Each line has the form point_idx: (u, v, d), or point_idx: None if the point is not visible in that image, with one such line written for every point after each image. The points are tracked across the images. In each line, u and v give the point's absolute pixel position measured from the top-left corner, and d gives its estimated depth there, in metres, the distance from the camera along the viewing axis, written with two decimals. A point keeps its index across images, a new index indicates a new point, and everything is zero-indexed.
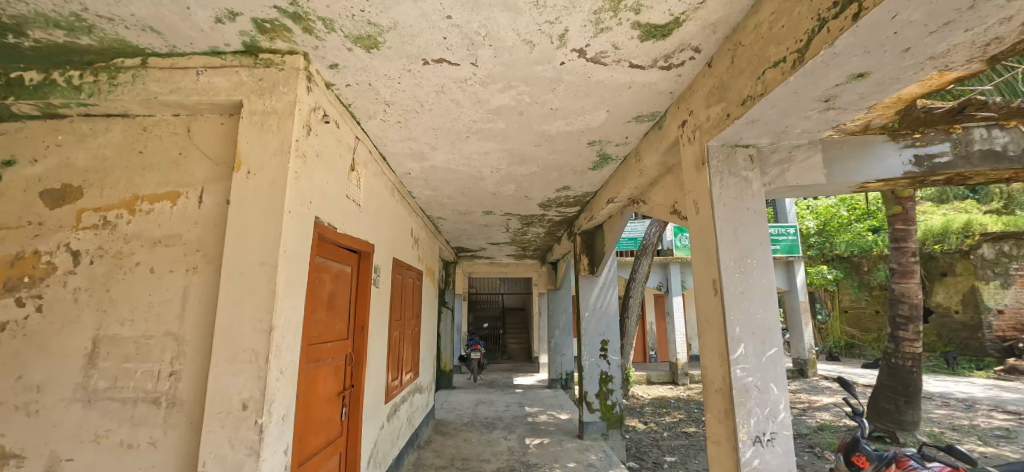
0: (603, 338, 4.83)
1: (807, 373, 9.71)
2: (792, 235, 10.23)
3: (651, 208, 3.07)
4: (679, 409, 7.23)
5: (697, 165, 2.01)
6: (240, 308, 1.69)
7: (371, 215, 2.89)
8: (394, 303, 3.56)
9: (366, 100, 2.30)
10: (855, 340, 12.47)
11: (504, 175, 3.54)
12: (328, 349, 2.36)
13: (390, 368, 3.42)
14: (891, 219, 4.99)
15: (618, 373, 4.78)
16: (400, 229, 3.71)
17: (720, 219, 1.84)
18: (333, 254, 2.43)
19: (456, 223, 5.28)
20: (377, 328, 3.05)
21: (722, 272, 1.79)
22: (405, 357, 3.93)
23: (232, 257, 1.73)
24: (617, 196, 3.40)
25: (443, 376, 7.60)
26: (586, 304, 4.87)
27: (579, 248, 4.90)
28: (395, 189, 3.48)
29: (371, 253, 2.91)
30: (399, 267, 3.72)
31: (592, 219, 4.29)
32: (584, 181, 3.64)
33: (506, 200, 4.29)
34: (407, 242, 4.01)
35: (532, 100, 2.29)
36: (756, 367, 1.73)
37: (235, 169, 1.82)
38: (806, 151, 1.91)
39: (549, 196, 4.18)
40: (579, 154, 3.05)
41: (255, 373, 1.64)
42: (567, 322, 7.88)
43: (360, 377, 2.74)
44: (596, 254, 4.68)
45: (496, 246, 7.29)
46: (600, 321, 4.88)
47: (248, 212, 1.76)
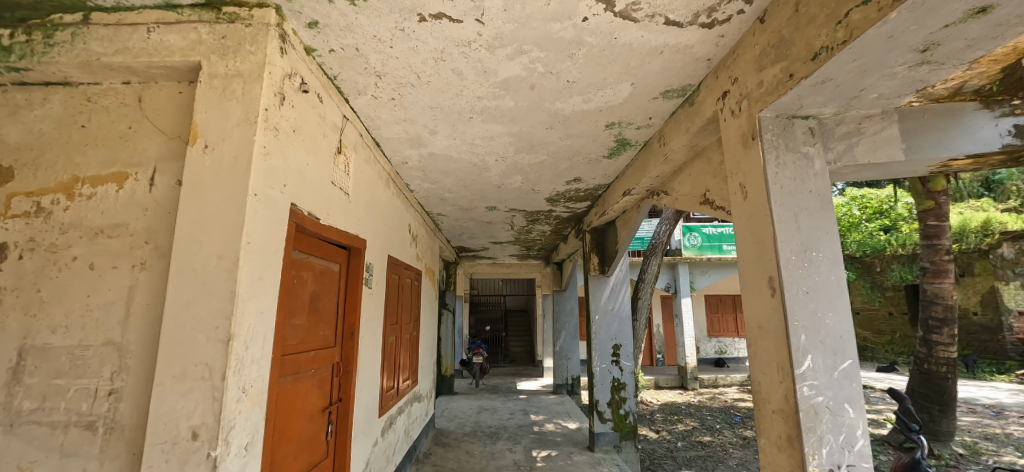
0: (615, 342, 4.47)
1: None
2: None
3: (675, 199, 2.75)
4: (691, 416, 6.90)
5: (743, 141, 1.69)
6: (192, 312, 1.37)
7: (363, 207, 2.57)
8: (390, 305, 3.25)
9: (353, 70, 1.99)
10: (868, 342, 12.21)
11: (510, 165, 3.23)
12: (309, 359, 2.03)
13: (385, 377, 3.10)
14: (922, 215, 4.63)
15: (631, 380, 4.42)
16: (397, 224, 3.38)
17: (778, 203, 1.52)
18: (316, 249, 2.11)
19: (457, 220, 4.96)
20: (369, 333, 2.72)
21: (782, 267, 1.47)
22: (402, 364, 3.61)
23: (184, 249, 1.42)
24: (635, 186, 3.08)
25: (444, 381, 7.28)
26: (597, 306, 4.53)
27: (588, 246, 4.58)
28: (390, 180, 3.15)
29: (362, 249, 2.58)
30: (396, 266, 3.39)
31: (604, 215, 3.97)
32: (597, 171, 3.32)
33: (511, 193, 3.97)
34: (405, 239, 3.68)
35: (545, 70, 1.98)
36: (827, 385, 1.40)
37: (190, 143, 1.51)
38: (879, 121, 1.59)
39: (557, 190, 3.86)
40: (594, 138, 2.73)
41: (209, 393, 1.32)
42: (572, 325, 7.56)
43: (349, 389, 2.41)
44: (608, 253, 4.36)
45: (498, 246, 6.97)
46: (612, 324, 4.52)
47: (204, 195, 1.45)
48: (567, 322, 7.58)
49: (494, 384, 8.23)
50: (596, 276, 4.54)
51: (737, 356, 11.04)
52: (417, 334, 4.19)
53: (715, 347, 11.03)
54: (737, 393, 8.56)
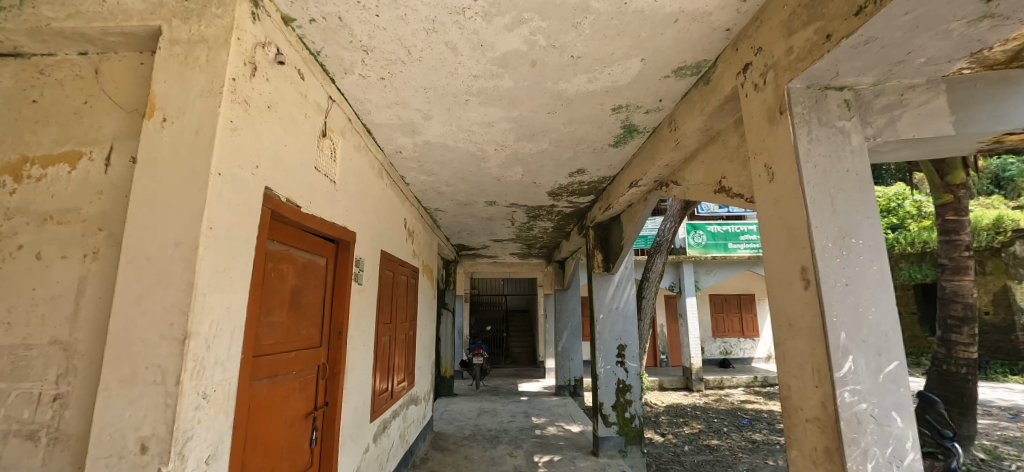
0: (620, 342, 4.28)
1: None
2: None
3: (686, 189, 2.57)
4: (697, 418, 6.70)
5: (769, 116, 1.52)
6: (145, 306, 1.20)
7: (352, 197, 2.40)
8: (383, 303, 3.07)
9: (337, 44, 1.82)
10: None
11: (510, 155, 3.05)
12: (289, 360, 1.86)
13: (378, 379, 2.94)
14: (940, 210, 4.43)
15: (637, 382, 4.22)
16: (391, 218, 3.21)
17: (811, 184, 1.34)
18: (298, 241, 1.94)
19: (455, 216, 4.79)
20: (360, 332, 2.55)
21: (817, 256, 1.29)
22: (397, 365, 3.45)
23: (137, 235, 1.25)
24: (642, 176, 2.90)
25: (443, 383, 7.10)
26: (601, 304, 4.35)
27: (592, 243, 4.40)
28: (383, 171, 2.98)
29: (352, 243, 2.41)
30: (390, 263, 3.22)
31: (609, 209, 3.79)
32: (602, 162, 3.14)
33: (511, 187, 3.80)
34: (400, 234, 3.51)
35: (547, 43, 1.80)
36: (871, 390, 1.22)
37: (147, 117, 1.34)
38: (923, 93, 1.41)
39: (560, 183, 3.68)
40: (600, 124, 2.56)
41: (162, 399, 1.16)
42: (575, 325, 7.39)
43: (337, 392, 2.24)
44: (612, 249, 4.18)
45: (499, 243, 6.79)
46: (617, 323, 4.33)
47: (161, 174, 1.28)
48: (569, 321, 7.40)
49: (495, 385, 8.06)
50: (600, 273, 4.35)
51: (743, 356, 10.83)
52: (413, 334, 4.02)
53: (720, 347, 10.83)
54: (744, 395, 8.36)
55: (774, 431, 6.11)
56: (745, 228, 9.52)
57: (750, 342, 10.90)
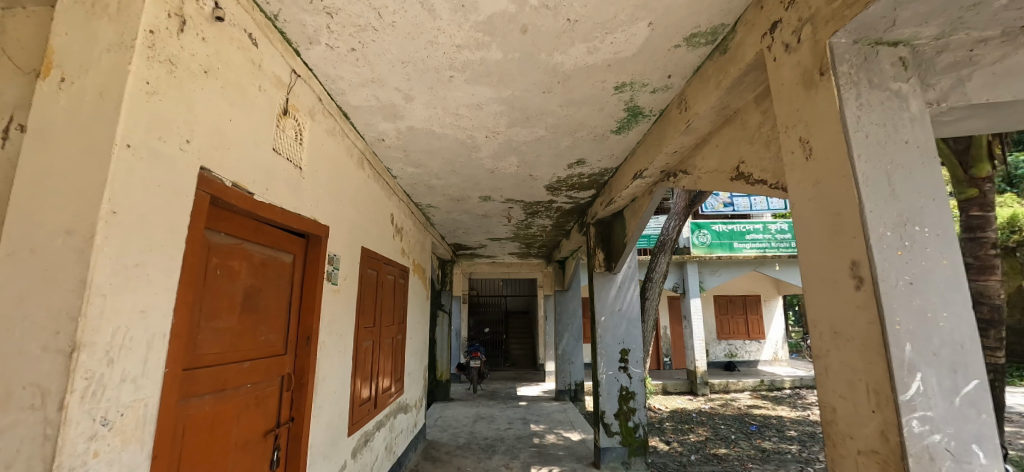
0: (623, 346, 4.02)
1: None
2: None
3: (697, 178, 2.31)
4: (703, 424, 6.43)
5: (806, 81, 1.26)
6: (25, 310, 0.95)
7: (325, 187, 2.14)
8: (366, 305, 2.82)
9: (296, 6, 1.56)
10: None
11: (503, 143, 2.80)
12: (241, 371, 1.60)
13: (359, 388, 2.68)
14: None
15: (641, 389, 3.96)
16: (375, 213, 2.96)
17: (862, 159, 1.09)
18: (254, 234, 1.68)
19: (448, 212, 4.53)
20: (335, 338, 2.28)
21: (872, 247, 1.04)
22: (383, 372, 3.19)
23: (20, 221, 0.99)
24: (647, 166, 2.64)
25: (438, 387, 6.85)
26: (603, 306, 4.08)
27: (593, 241, 4.14)
28: (364, 160, 2.72)
29: (324, 238, 2.14)
30: (374, 262, 2.96)
31: (611, 204, 3.53)
32: (604, 151, 2.89)
33: (506, 180, 3.54)
34: (387, 231, 3.26)
35: (541, 2, 1.55)
36: (946, 416, 0.96)
37: (44, 77, 1.09)
38: (995, 48, 1.17)
39: (558, 175, 3.42)
40: (601, 106, 2.30)
41: (40, 429, 0.90)
42: (576, 327, 7.14)
43: (305, 407, 1.97)
44: (615, 247, 3.92)
45: (496, 242, 6.53)
46: (620, 326, 4.06)
47: (57, 145, 1.03)
48: (570, 323, 7.14)
49: (492, 389, 7.79)
50: (602, 273, 4.09)
51: (748, 359, 10.54)
52: (402, 337, 3.76)
53: (726, 349, 10.55)
54: (750, 399, 8.07)
55: (784, 438, 5.82)
56: (751, 227, 9.25)
57: (756, 344, 10.61)
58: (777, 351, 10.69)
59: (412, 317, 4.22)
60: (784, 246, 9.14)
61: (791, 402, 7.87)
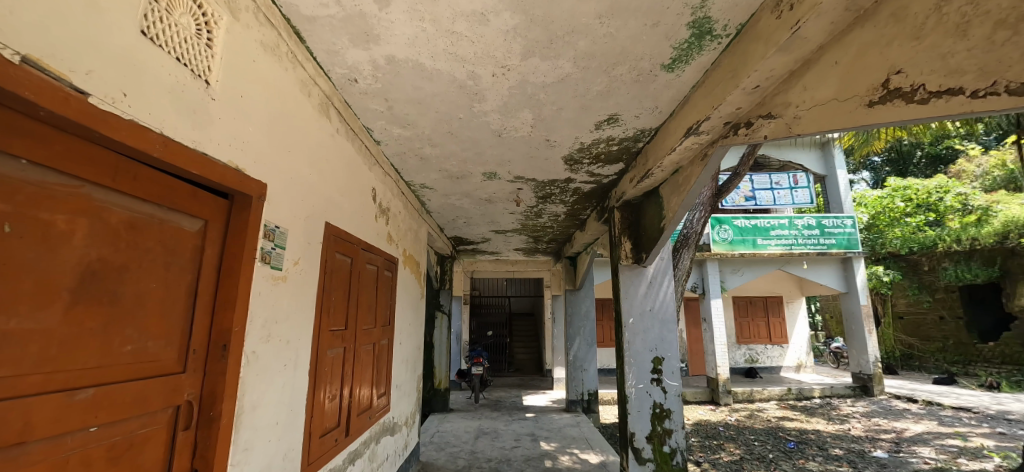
0: (656, 354, 3.27)
1: (872, 391, 8.05)
2: (851, 228, 8.55)
3: (795, 120, 1.64)
4: (734, 440, 5.70)
5: None
6: None
7: (259, 127, 1.46)
8: (334, 301, 2.12)
9: None
10: (914, 350, 11.04)
11: (515, 89, 2.12)
12: (72, 409, 0.93)
13: (323, 413, 1.99)
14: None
15: (678, 406, 3.22)
16: (349, 182, 2.29)
17: None
18: (102, 172, 1.00)
19: (446, 195, 3.85)
20: (280, 344, 1.58)
21: None
22: (362, 387, 2.50)
23: None
24: (708, 116, 1.96)
25: (437, 396, 6.14)
26: (630, 306, 3.34)
27: (619, 228, 3.45)
28: (329, 106, 2.03)
29: (256, 199, 1.45)
30: (347, 246, 2.28)
31: (646, 178, 2.83)
32: (646, 101, 2.21)
33: (516, 149, 2.85)
34: (367, 210, 2.59)
35: None
36: None
37: None
38: None
39: (581, 141, 2.73)
40: (656, 20, 1.63)
41: None
42: (588, 330, 6.38)
43: (222, 452, 1.28)
44: (645, 235, 3.22)
45: (501, 235, 5.85)
46: (653, 329, 3.31)
47: None
48: (582, 326, 6.39)
49: (496, 397, 7.08)
50: (629, 267, 3.40)
51: (771, 365, 9.81)
52: (390, 342, 3.06)
53: (746, 355, 9.81)
54: (779, 410, 7.33)
55: (830, 458, 5.04)
56: (776, 222, 8.50)
57: (778, 349, 9.89)
58: (801, 357, 9.94)
59: (404, 317, 3.54)
60: (812, 242, 8.46)
61: (824, 414, 7.12)
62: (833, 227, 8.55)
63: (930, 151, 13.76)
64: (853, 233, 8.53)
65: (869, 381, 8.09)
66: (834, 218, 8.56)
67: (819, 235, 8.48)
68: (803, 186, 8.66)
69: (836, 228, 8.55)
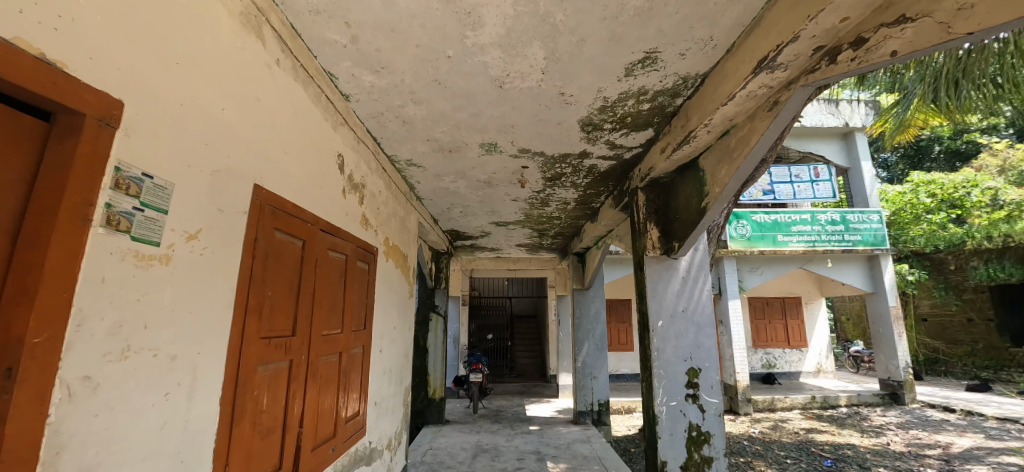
0: (691, 365, 2.66)
1: (902, 399, 7.44)
2: (877, 223, 7.93)
3: (968, 10, 1.08)
4: (763, 457, 5.09)
5: None
6: None
7: (101, 4, 0.88)
8: (277, 298, 1.54)
9: None
10: (939, 354, 10.45)
11: (525, 6, 1.53)
12: None
13: (251, 455, 1.39)
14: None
15: (720, 429, 2.61)
16: (299, 140, 1.70)
17: None
18: None
19: (438, 175, 3.27)
20: (152, 361, 1.00)
21: None
22: (322, 410, 1.90)
23: None
24: (796, 35, 1.38)
25: (432, 408, 5.52)
26: (660, 307, 2.73)
27: (643, 212, 2.87)
28: (263, 24, 1.44)
29: (101, 124, 0.88)
30: (298, 223, 1.68)
31: (686, 144, 2.25)
32: (702, 25, 1.62)
33: (522, 109, 2.26)
34: (330, 182, 2.00)
35: None
36: None
37: None
38: None
39: (605, 96, 2.14)
40: None
41: None
42: (598, 334, 5.78)
43: None
44: (679, 219, 2.64)
45: (502, 229, 5.26)
46: (687, 334, 2.70)
47: None
48: (591, 329, 5.79)
49: (496, 406, 6.48)
50: (657, 259, 2.80)
51: (789, 370, 9.20)
52: (366, 349, 2.46)
53: (763, 359, 9.20)
54: (805, 421, 6.72)
55: None
56: (798, 217, 7.91)
57: (797, 354, 9.28)
58: (822, 362, 9.31)
59: (386, 318, 2.93)
60: (836, 239, 7.85)
61: (856, 425, 6.51)
62: (859, 223, 7.93)
63: (949, 146, 13.17)
64: (880, 229, 7.92)
65: (900, 389, 7.48)
66: (859, 213, 7.94)
67: (844, 232, 7.88)
68: (825, 179, 8.08)
69: (861, 224, 7.92)
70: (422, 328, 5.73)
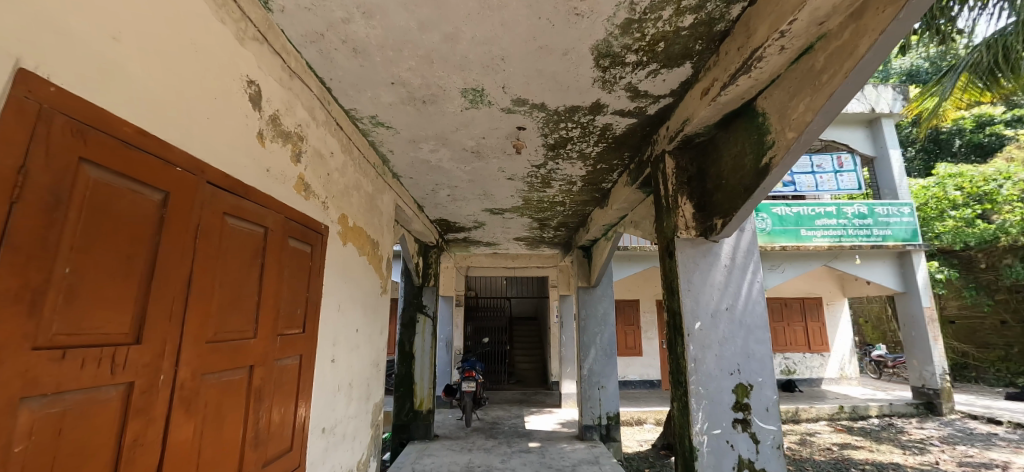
0: (740, 381, 2.01)
1: (939, 409, 6.77)
2: (909, 217, 7.26)
3: None
4: None
5: None
6: None
7: None
8: (90, 284, 0.90)
9: None
10: (968, 359, 9.85)
11: None
12: None
13: None
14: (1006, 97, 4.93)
15: (779, 467, 1.96)
16: (155, 29, 1.06)
17: None
18: None
19: (414, 142, 2.63)
20: None
21: None
22: (210, 456, 1.25)
23: None
24: None
25: (418, 421, 4.87)
26: (697, 305, 2.08)
27: (673, 182, 2.23)
28: None
29: None
30: (144, 163, 1.04)
31: (744, 76, 1.61)
32: None
33: (514, 27, 1.62)
34: (231, 115, 1.35)
35: None
36: None
37: None
38: None
39: (634, 3, 1.50)
40: None
41: None
42: (607, 338, 5.12)
43: None
44: (725, 186, 2.00)
45: (497, 218, 4.63)
46: (734, 340, 2.06)
47: None
48: (598, 333, 5.13)
49: (492, 418, 5.82)
50: (691, 242, 2.15)
51: (810, 377, 8.52)
52: (304, 361, 1.81)
53: (782, 366, 8.47)
54: (835, 435, 6.04)
55: None
56: (821, 210, 7.28)
57: (818, 359, 8.62)
58: (845, 367, 8.62)
59: (345, 319, 2.28)
60: (864, 234, 7.20)
61: (893, 439, 5.83)
62: (889, 217, 7.26)
63: (971, 140, 12.44)
64: (912, 222, 7.23)
65: (937, 398, 6.80)
66: (888, 205, 7.28)
67: (873, 226, 7.22)
68: (849, 169, 7.44)
69: (892, 218, 7.26)
70: (407, 331, 5.09)
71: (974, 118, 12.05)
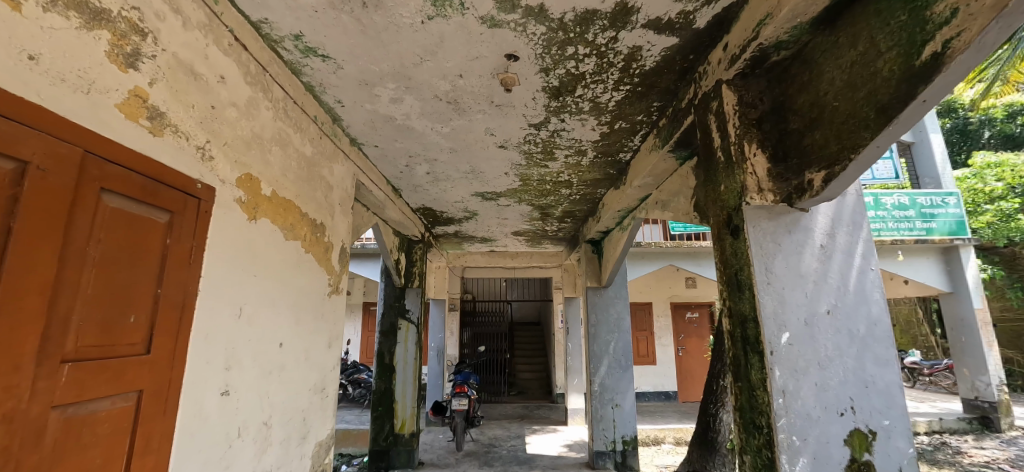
0: (854, 425, 1.28)
1: (997, 425, 5.96)
2: (957, 208, 6.47)
3: None
4: None
5: None
6: None
7: None
8: None
9: None
10: (1015, 366, 8.99)
11: None
12: None
13: None
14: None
15: None
16: None
17: None
18: None
19: (366, 84, 1.91)
20: None
21: None
22: None
23: None
24: None
25: (398, 447, 4.15)
26: (783, 308, 1.34)
27: (735, 122, 1.51)
28: None
29: None
30: None
31: None
32: None
33: None
34: None
35: None
36: None
37: None
38: None
39: None
40: None
41: None
42: (621, 347, 4.38)
43: None
44: (827, 118, 1.28)
45: (492, 206, 3.91)
46: (841, 358, 1.32)
47: None
48: (610, 341, 4.39)
49: (490, 440, 5.07)
50: (769, 212, 1.42)
51: None
52: (140, 400, 1.08)
53: None
54: None
55: None
56: None
57: None
58: None
59: (254, 330, 1.55)
60: (906, 227, 6.43)
61: (952, 462, 5.02)
62: (933, 208, 6.49)
63: (1003, 130, 11.54)
64: (959, 213, 6.47)
65: (993, 412, 5.99)
66: (932, 195, 6.52)
67: (915, 218, 6.44)
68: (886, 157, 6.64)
69: (936, 210, 6.48)
70: (387, 340, 4.36)
71: (1005, 107, 11.13)
